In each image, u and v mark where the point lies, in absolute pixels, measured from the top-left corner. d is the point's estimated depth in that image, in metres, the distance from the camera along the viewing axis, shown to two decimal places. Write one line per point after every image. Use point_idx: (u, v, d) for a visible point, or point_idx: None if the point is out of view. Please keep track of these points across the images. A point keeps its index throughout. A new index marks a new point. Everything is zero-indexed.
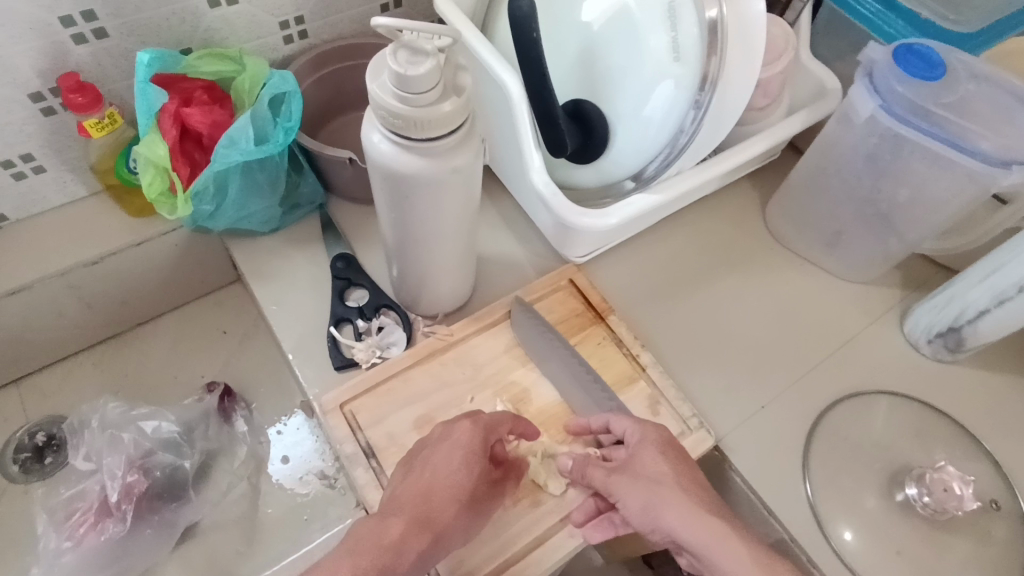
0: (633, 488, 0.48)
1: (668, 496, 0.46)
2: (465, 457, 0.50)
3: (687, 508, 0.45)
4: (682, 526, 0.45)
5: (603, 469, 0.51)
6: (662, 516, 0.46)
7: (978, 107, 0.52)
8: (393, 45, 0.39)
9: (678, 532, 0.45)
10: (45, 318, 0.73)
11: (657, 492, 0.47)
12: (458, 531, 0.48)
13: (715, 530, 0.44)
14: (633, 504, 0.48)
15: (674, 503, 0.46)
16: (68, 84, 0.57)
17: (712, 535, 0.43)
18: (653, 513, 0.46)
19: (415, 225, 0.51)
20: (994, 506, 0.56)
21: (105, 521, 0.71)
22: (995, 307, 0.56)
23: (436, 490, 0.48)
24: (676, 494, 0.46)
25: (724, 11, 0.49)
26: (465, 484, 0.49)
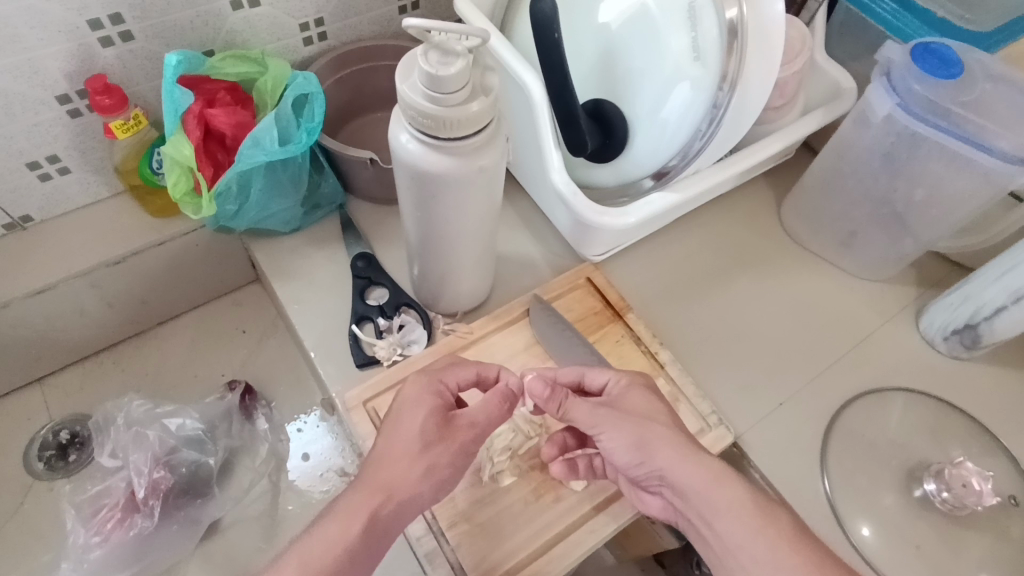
0: (619, 428, 0.48)
1: (659, 436, 0.48)
2: (427, 410, 0.48)
3: (673, 450, 0.47)
4: (670, 466, 0.46)
5: (585, 407, 0.50)
6: (651, 456, 0.47)
7: (994, 105, 0.52)
8: (423, 46, 0.40)
9: (666, 474, 0.46)
10: (69, 317, 0.74)
11: (644, 433, 0.48)
12: (421, 489, 0.46)
13: (705, 473, 0.46)
14: (620, 445, 0.48)
15: (662, 444, 0.47)
16: (95, 86, 0.58)
17: (704, 478, 0.45)
18: (642, 454, 0.47)
19: (439, 224, 0.52)
20: (1012, 502, 0.57)
21: (132, 516, 0.71)
22: (1012, 304, 0.56)
23: (395, 452, 0.46)
24: (662, 436, 0.48)
25: (744, 12, 0.50)
26: (421, 437, 0.46)
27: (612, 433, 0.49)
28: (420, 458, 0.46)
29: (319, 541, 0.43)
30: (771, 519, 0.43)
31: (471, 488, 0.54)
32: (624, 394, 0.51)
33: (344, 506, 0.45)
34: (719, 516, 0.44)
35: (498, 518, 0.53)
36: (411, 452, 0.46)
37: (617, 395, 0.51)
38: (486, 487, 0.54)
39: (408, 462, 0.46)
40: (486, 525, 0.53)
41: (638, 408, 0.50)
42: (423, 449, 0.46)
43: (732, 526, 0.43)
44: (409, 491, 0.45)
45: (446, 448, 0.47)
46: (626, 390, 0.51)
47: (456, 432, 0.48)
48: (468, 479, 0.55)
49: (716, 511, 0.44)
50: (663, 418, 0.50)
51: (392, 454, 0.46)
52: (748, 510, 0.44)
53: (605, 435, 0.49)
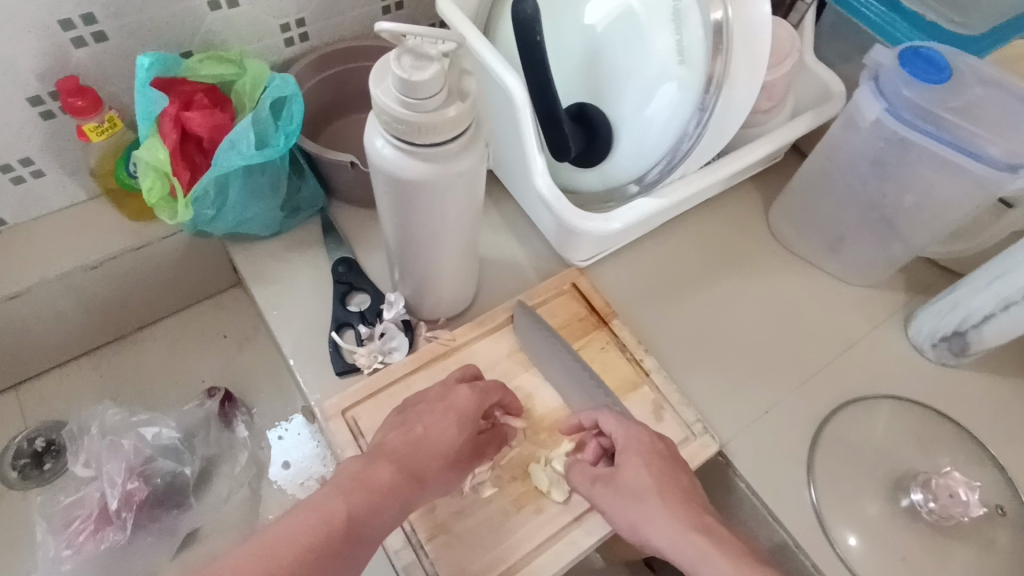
0: (618, 504, 0.48)
1: (650, 514, 0.46)
2: (457, 420, 0.50)
3: (672, 526, 0.44)
4: (668, 547, 0.44)
5: (587, 478, 0.51)
6: (645, 533, 0.46)
7: (984, 111, 0.51)
8: (397, 50, 0.39)
9: (658, 549, 0.45)
10: (44, 322, 0.73)
11: (638, 511, 0.47)
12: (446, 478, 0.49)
13: (700, 542, 0.43)
14: (620, 520, 0.48)
15: (654, 523, 0.45)
16: (67, 88, 0.57)
17: (702, 547, 0.43)
18: (637, 535, 0.46)
19: (419, 229, 0.50)
20: (999, 512, 0.56)
21: (104, 529, 0.70)
22: (1000, 311, 0.56)
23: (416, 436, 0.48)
24: (657, 510, 0.46)
25: (730, 13, 0.49)
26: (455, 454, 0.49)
27: (615, 505, 0.48)
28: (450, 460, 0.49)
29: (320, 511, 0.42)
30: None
31: (450, 499, 0.53)
32: (626, 459, 0.49)
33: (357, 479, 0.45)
34: None
35: (479, 530, 0.52)
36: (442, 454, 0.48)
37: (617, 460, 0.50)
38: (466, 498, 0.53)
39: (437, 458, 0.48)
40: (466, 537, 0.52)
41: (634, 480, 0.48)
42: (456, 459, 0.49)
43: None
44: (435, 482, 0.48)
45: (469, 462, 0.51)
46: (626, 451, 0.50)
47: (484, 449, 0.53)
48: (449, 491, 0.54)
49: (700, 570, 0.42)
50: (663, 485, 0.47)
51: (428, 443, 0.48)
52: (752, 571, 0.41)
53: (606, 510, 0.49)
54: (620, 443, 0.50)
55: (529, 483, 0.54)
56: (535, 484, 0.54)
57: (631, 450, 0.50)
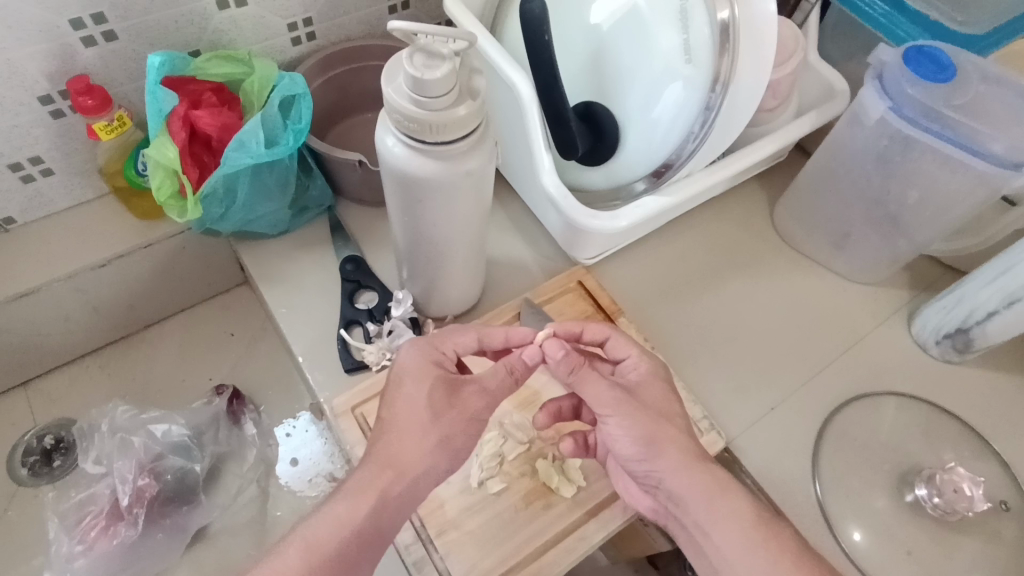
0: (634, 417, 0.47)
1: (665, 437, 0.47)
2: (426, 378, 0.47)
3: (681, 458, 0.47)
4: (676, 472, 0.46)
5: (602, 386, 0.48)
6: (658, 454, 0.46)
7: (988, 106, 0.52)
8: (409, 49, 0.40)
9: (664, 477, 0.47)
10: (54, 321, 0.73)
11: (656, 430, 0.47)
12: (436, 462, 0.45)
13: (708, 481, 0.46)
14: (630, 437, 0.47)
15: (670, 445, 0.47)
16: (77, 87, 0.57)
17: (705, 487, 0.46)
18: (649, 451, 0.47)
19: (428, 228, 0.51)
20: (1004, 507, 0.57)
21: (117, 525, 0.71)
22: (1003, 309, 0.56)
23: (398, 425, 0.46)
24: (672, 439, 0.47)
25: (736, 13, 0.49)
26: (430, 408, 0.45)
27: (624, 423, 0.47)
28: (430, 433, 0.45)
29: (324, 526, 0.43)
30: (772, 534, 0.44)
31: (460, 495, 0.54)
32: (646, 381, 0.50)
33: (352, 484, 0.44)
34: (716, 527, 0.44)
35: (489, 525, 0.53)
36: (418, 422, 0.45)
37: (636, 381, 0.50)
38: (476, 494, 0.54)
39: (417, 440, 0.45)
40: (476, 532, 0.52)
41: (656, 401, 0.49)
42: (434, 419, 0.45)
43: (732, 539, 0.44)
44: (418, 467, 0.45)
45: (458, 417, 0.46)
46: (649, 377, 0.50)
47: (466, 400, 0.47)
48: (458, 486, 0.54)
49: (713, 521, 0.45)
50: (679, 414, 0.49)
51: (399, 422, 0.46)
52: (749, 521, 0.44)
53: (613, 419, 0.47)
54: (646, 368, 0.51)
55: (537, 479, 0.55)
56: (544, 482, 0.54)
57: (656, 376, 0.51)
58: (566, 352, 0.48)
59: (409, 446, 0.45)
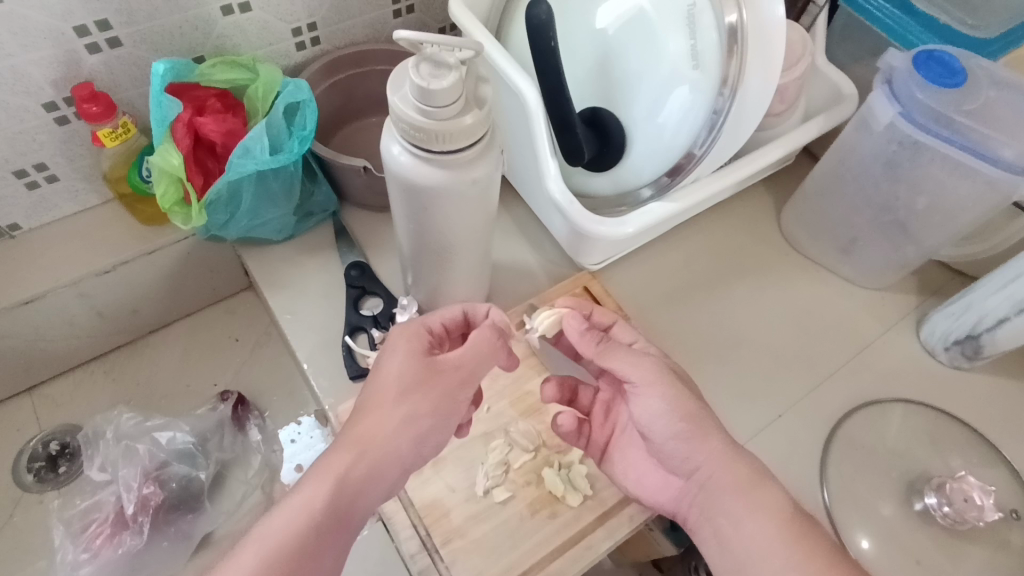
0: (674, 397, 0.49)
1: (704, 419, 0.49)
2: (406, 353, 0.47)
3: (723, 445, 0.48)
4: (719, 461, 0.47)
5: (634, 356, 0.51)
6: (698, 435, 0.48)
7: (999, 112, 0.51)
8: (415, 57, 0.39)
9: (704, 462, 0.48)
10: (60, 327, 0.73)
11: (695, 411, 0.49)
12: (405, 440, 0.46)
13: (746, 471, 0.47)
14: (670, 415, 0.49)
15: (712, 430, 0.48)
16: (82, 94, 0.57)
17: (742, 477, 0.46)
18: (692, 430, 0.48)
19: (433, 235, 0.51)
20: (1014, 515, 0.56)
21: (121, 533, 0.71)
22: (1014, 315, 0.56)
23: (369, 403, 0.46)
24: (712, 422, 0.49)
25: (744, 16, 0.50)
26: (399, 383, 0.46)
27: (666, 399, 0.49)
28: (398, 409, 0.45)
29: (285, 516, 0.41)
30: (803, 533, 0.44)
31: (465, 503, 0.53)
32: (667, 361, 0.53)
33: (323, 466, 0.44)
34: (752, 516, 0.45)
35: (494, 535, 0.52)
36: (383, 391, 0.46)
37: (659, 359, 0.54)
38: (481, 502, 0.54)
39: (382, 419, 0.45)
40: (481, 541, 0.52)
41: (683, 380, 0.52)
42: (401, 396, 0.46)
43: (765, 531, 0.44)
44: (387, 445, 0.45)
45: (426, 397, 0.46)
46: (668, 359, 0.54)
47: (439, 376, 0.47)
48: (463, 495, 0.54)
49: (751, 511, 0.45)
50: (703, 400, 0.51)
51: (375, 388, 0.46)
52: (783, 522, 0.44)
53: (651, 399, 0.49)
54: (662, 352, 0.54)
55: (543, 488, 0.54)
56: (550, 489, 0.54)
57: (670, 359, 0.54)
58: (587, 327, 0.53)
59: (377, 423, 0.45)
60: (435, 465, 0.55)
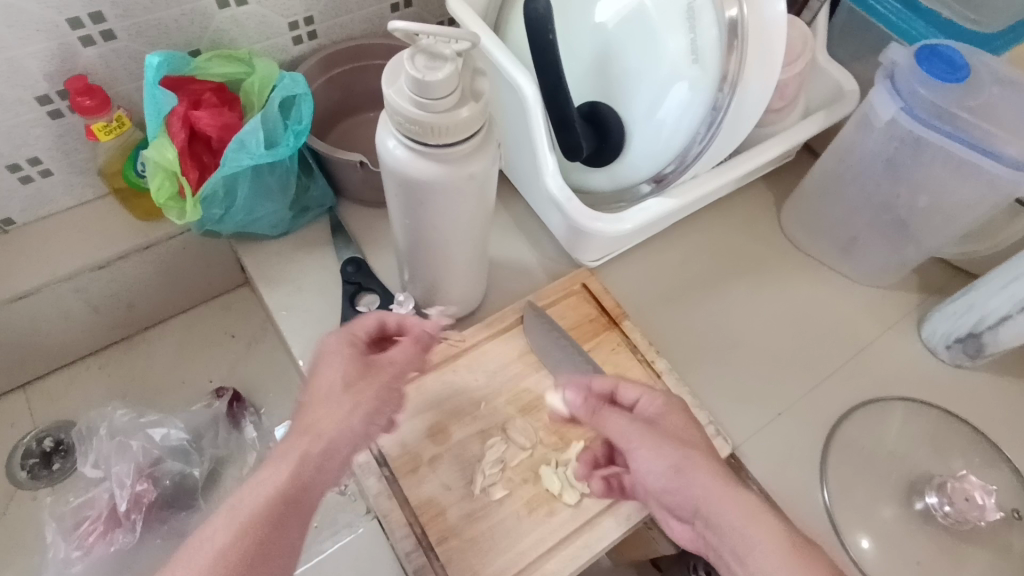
0: (661, 444, 0.46)
1: (691, 461, 0.45)
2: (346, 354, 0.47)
3: (715, 479, 0.44)
4: (715, 496, 0.44)
5: (622, 421, 0.48)
6: (691, 478, 0.45)
7: (1000, 111, 0.51)
8: (410, 50, 0.39)
9: (703, 501, 0.44)
10: (54, 323, 0.73)
11: (683, 458, 0.46)
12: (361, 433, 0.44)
13: (744, 506, 0.43)
14: (658, 466, 0.46)
15: (701, 470, 0.45)
16: (76, 87, 0.57)
17: (743, 510, 0.43)
18: (680, 480, 0.45)
19: (429, 231, 0.50)
20: (1016, 515, 0.56)
21: (114, 531, 0.70)
22: (1017, 313, 0.55)
23: (315, 403, 0.44)
24: (702, 460, 0.45)
25: (745, 11, 0.48)
26: (343, 376, 0.45)
27: (652, 448, 0.46)
28: (344, 398, 0.44)
29: (217, 532, 0.38)
30: (810, 555, 0.41)
31: (461, 502, 0.53)
32: (664, 413, 0.50)
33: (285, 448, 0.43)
34: (756, 554, 0.41)
35: (490, 534, 0.52)
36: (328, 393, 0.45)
37: (653, 416, 0.50)
38: (477, 500, 0.53)
39: (326, 409, 0.44)
40: (477, 540, 0.52)
41: (680, 431, 0.48)
42: (347, 388, 0.45)
43: (773, 563, 0.40)
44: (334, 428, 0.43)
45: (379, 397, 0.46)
46: (665, 408, 0.50)
47: (378, 371, 0.47)
48: (459, 493, 0.53)
49: (754, 550, 0.41)
50: (701, 444, 0.48)
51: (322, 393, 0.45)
52: (785, 551, 0.41)
53: (640, 449, 0.47)
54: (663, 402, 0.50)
55: (539, 486, 0.54)
56: (546, 487, 0.54)
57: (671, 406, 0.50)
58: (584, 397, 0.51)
59: (323, 415, 0.44)
60: (431, 463, 0.54)
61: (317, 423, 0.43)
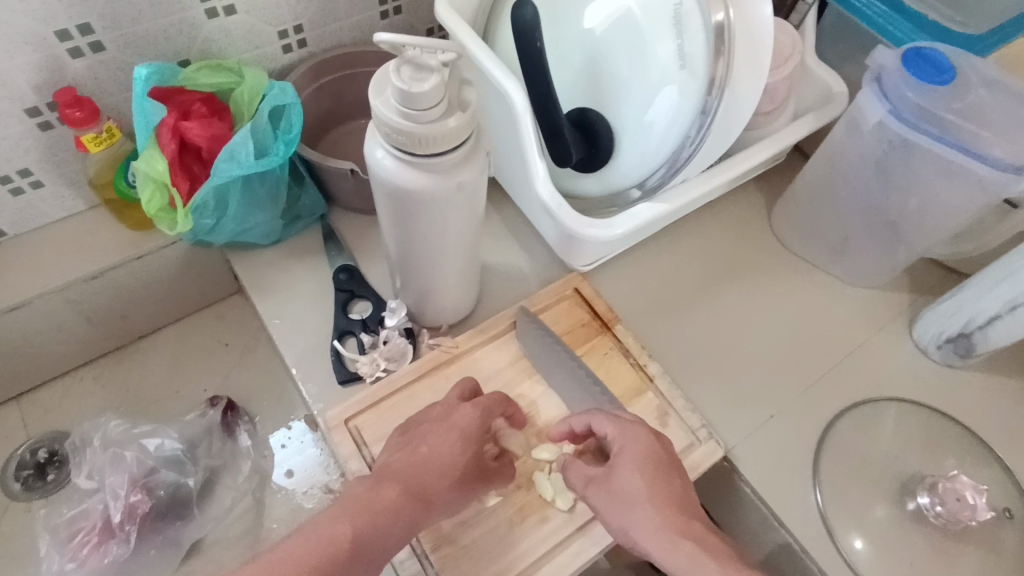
0: (610, 506, 0.47)
1: (638, 521, 0.45)
2: (459, 437, 0.50)
3: (657, 536, 0.44)
4: (657, 554, 0.44)
5: (581, 479, 0.50)
6: (634, 540, 0.45)
7: (988, 114, 0.51)
8: (397, 60, 0.39)
9: (651, 558, 0.44)
10: (46, 334, 0.73)
11: (631, 515, 0.46)
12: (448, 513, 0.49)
13: (684, 555, 0.43)
14: (610, 525, 0.47)
15: (643, 528, 0.45)
16: (64, 99, 0.56)
17: (683, 563, 0.42)
18: (629, 537, 0.46)
19: (419, 239, 0.50)
20: (1007, 515, 0.56)
21: (108, 542, 0.70)
22: (1006, 313, 0.55)
23: (426, 464, 0.49)
24: (646, 517, 0.45)
25: (731, 16, 0.48)
26: (456, 465, 0.49)
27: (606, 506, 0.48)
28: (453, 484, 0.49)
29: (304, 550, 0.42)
30: None
31: (455, 509, 0.53)
32: (619, 458, 0.49)
33: (383, 493, 0.46)
34: None
35: (485, 540, 0.52)
36: (450, 476, 0.49)
37: (612, 465, 0.49)
38: (471, 508, 0.53)
39: (440, 476, 0.48)
40: (471, 547, 0.52)
41: (628, 480, 0.47)
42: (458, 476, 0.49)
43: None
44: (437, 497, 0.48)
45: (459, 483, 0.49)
46: (621, 452, 0.49)
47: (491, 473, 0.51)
48: None
49: None
50: (654, 489, 0.47)
51: (436, 465, 0.49)
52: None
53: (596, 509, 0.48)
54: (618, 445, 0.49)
55: (533, 492, 0.54)
56: (539, 493, 0.54)
57: (626, 451, 0.49)
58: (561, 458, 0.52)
59: (435, 479, 0.48)
60: None
61: (427, 482, 0.48)
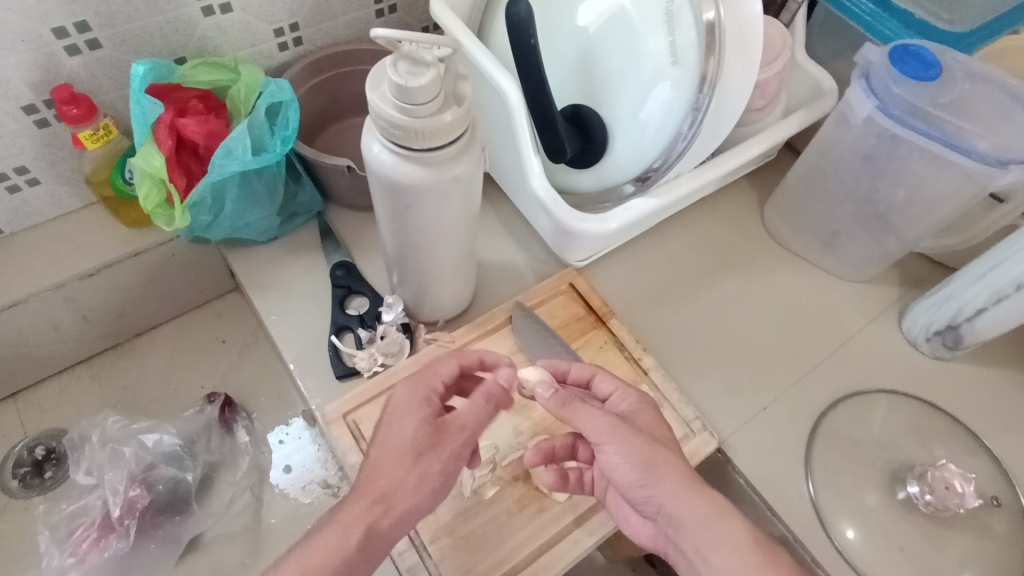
0: (631, 442, 0.46)
1: (663, 463, 0.46)
2: (413, 414, 0.47)
3: (677, 479, 0.45)
4: (673, 495, 0.45)
5: (594, 413, 0.48)
6: (656, 481, 0.45)
7: (974, 104, 0.52)
8: (393, 55, 0.40)
9: (664, 502, 0.45)
10: (43, 332, 0.73)
11: (652, 456, 0.46)
12: (420, 498, 0.45)
13: (708, 504, 0.44)
14: (625, 463, 0.46)
15: (668, 471, 0.46)
16: (61, 97, 0.57)
17: (706, 510, 0.44)
18: (648, 477, 0.45)
19: (416, 234, 0.51)
20: (995, 502, 0.57)
21: (108, 537, 0.71)
22: (992, 305, 0.56)
23: (388, 457, 0.45)
24: (670, 462, 0.46)
25: (722, 13, 0.49)
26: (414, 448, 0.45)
27: (621, 447, 0.46)
28: (416, 469, 0.45)
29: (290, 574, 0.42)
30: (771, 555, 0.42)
31: (452, 501, 0.54)
32: (635, 410, 0.50)
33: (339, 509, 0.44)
34: (717, 551, 0.43)
35: (482, 530, 0.53)
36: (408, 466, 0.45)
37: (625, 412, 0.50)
38: (468, 500, 0.54)
39: (402, 475, 0.45)
40: (469, 538, 0.52)
41: (648, 425, 0.49)
42: (419, 458, 0.45)
43: (729, 563, 0.42)
44: (405, 499, 0.44)
45: (438, 456, 0.46)
46: (637, 406, 0.51)
47: (448, 435, 0.46)
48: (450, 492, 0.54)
49: (715, 546, 0.43)
50: (666, 438, 0.49)
51: (388, 462, 0.45)
52: (748, 546, 0.43)
53: (609, 447, 0.46)
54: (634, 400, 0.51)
55: (531, 483, 0.55)
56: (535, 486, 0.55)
57: (644, 404, 0.51)
58: (555, 389, 0.49)
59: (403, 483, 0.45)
60: None
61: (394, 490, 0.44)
